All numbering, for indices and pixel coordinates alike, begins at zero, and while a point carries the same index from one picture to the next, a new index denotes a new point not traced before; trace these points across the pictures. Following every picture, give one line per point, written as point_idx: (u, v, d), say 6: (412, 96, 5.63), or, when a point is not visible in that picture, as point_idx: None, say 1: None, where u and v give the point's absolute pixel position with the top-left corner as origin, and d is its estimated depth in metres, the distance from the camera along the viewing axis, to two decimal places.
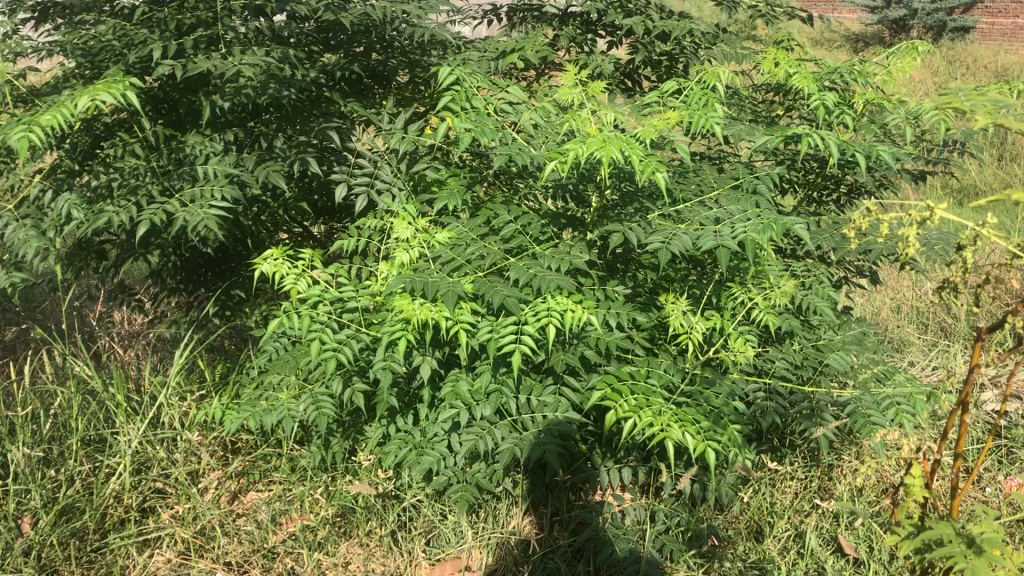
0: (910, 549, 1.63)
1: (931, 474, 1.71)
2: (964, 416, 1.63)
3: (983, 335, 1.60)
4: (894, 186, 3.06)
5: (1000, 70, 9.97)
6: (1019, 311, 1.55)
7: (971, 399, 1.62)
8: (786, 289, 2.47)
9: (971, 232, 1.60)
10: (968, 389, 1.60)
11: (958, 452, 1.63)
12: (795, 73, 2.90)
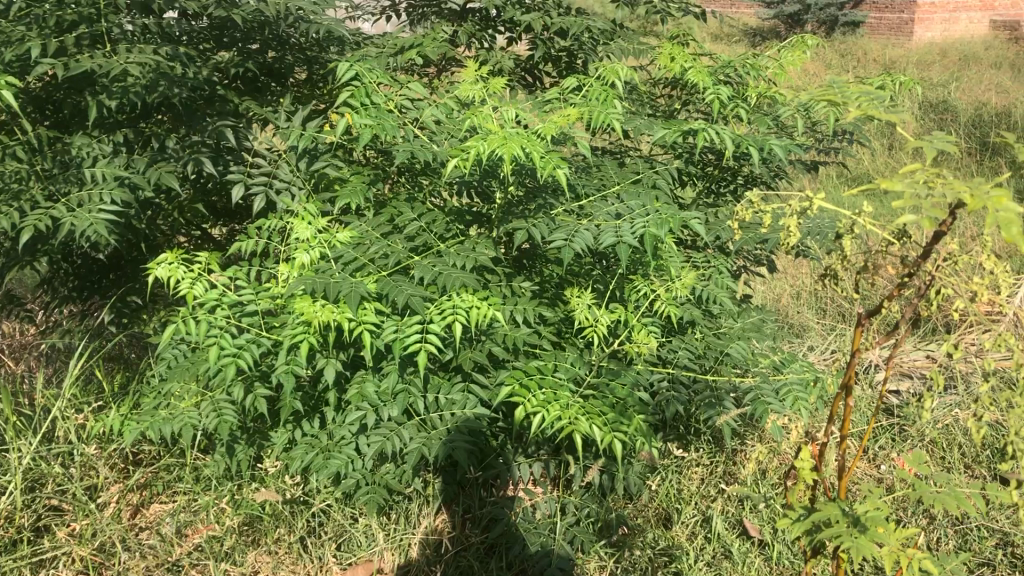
0: (800, 530, 1.68)
1: (819, 457, 1.78)
2: (848, 399, 1.71)
3: (863, 321, 1.66)
4: (788, 176, 3.15)
5: (888, 62, 10.37)
6: (894, 297, 1.61)
7: (854, 383, 1.69)
8: (687, 280, 2.52)
9: (849, 222, 1.67)
10: (851, 374, 1.67)
11: (844, 435, 1.70)
12: (690, 68, 2.97)
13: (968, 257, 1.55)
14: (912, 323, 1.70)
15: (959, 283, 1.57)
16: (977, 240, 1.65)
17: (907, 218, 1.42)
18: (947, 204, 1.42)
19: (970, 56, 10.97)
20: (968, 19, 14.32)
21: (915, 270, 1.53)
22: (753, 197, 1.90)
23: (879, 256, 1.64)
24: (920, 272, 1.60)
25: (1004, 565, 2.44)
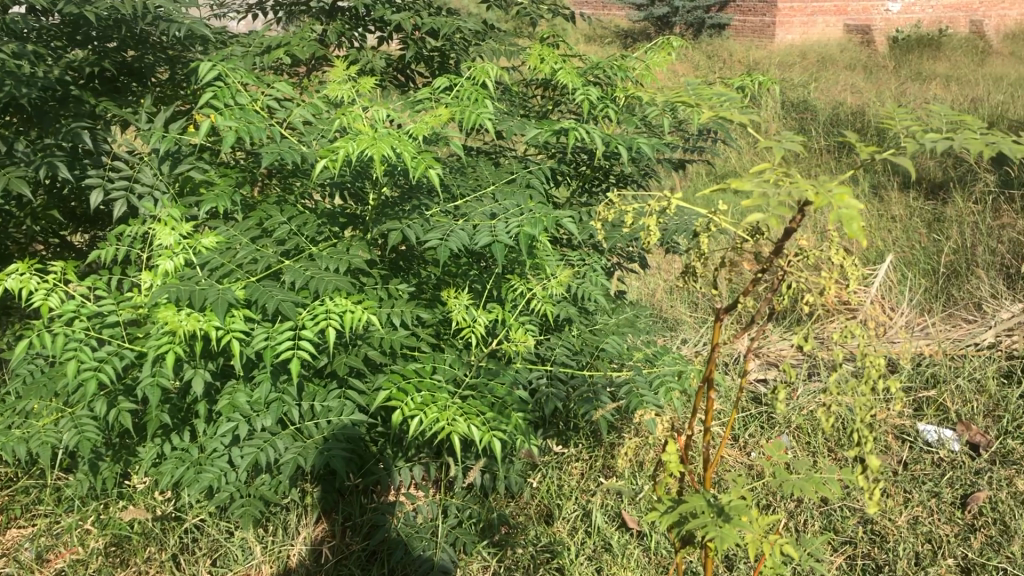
0: (668, 522, 1.72)
1: (685, 449, 1.83)
2: (710, 393, 1.76)
3: (722, 316, 1.71)
4: (657, 175, 3.23)
5: (752, 63, 10.79)
6: (749, 292, 1.67)
7: (715, 375, 1.74)
8: (563, 279, 2.54)
9: (705, 220, 1.72)
10: (711, 368, 1.72)
11: (708, 426, 1.75)
12: (560, 69, 3.02)
13: (816, 253, 1.63)
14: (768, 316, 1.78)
15: (809, 276, 1.65)
16: (825, 236, 1.73)
17: (755, 216, 1.48)
18: (792, 202, 1.49)
19: (826, 58, 11.55)
20: (824, 23, 15.01)
21: (768, 265, 1.59)
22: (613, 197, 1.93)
23: (734, 252, 1.70)
24: (774, 267, 1.67)
25: (864, 542, 2.57)
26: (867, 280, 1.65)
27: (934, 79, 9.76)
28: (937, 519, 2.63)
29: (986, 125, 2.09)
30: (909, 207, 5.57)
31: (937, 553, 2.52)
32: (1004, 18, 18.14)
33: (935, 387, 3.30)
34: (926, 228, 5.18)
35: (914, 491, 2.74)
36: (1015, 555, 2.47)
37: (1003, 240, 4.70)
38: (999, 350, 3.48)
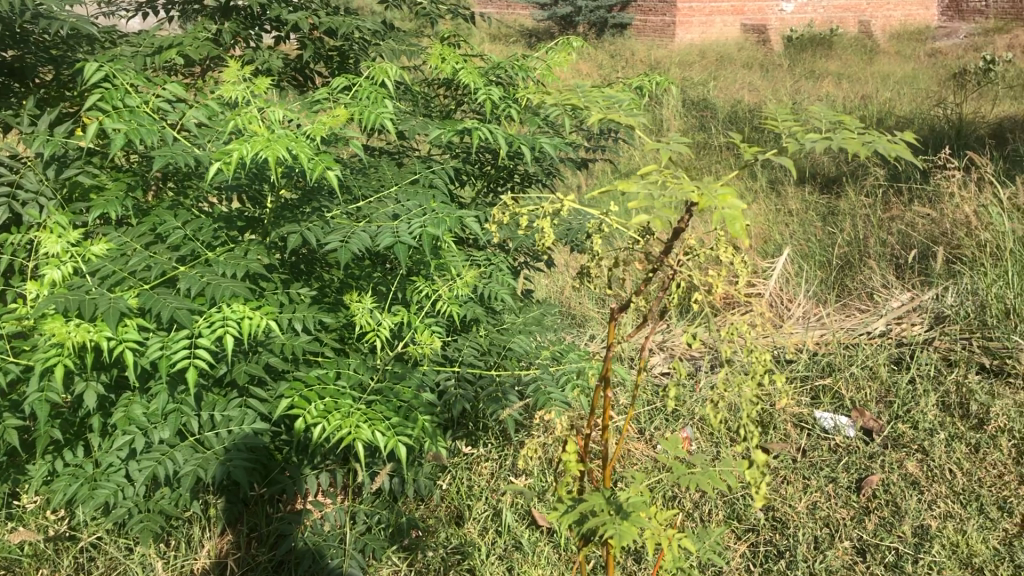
0: (568, 522, 1.74)
1: (584, 449, 1.86)
2: (607, 391, 1.79)
3: (615, 316, 1.74)
4: (561, 173, 3.26)
5: (654, 62, 11.02)
6: (640, 292, 1.71)
7: (611, 374, 1.78)
8: (468, 279, 2.53)
9: (597, 221, 1.75)
10: (608, 367, 1.75)
11: (606, 425, 1.79)
12: (460, 69, 3.01)
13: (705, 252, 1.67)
14: (661, 313, 1.82)
15: (697, 274, 1.70)
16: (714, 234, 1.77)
17: (641, 217, 1.53)
18: (677, 204, 1.53)
19: (725, 57, 11.86)
20: (723, 23, 15.42)
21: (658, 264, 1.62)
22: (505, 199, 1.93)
23: (627, 252, 1.74)
24: (663, 266, 1.72)
25: (767, 528, 2.64)
26: (753, 276, 1.71)
27: (827, 77, 10.13)
28: (834, 503, 2.73)
29: (864, 125, 2.19)
30: (805, 201, 5.77)
31: (834, 536, 2.60)
32: (889, 18, 18.96)
33: (831, 375, 3.42)
34: (821, 221, 5.36)
35: (813, 478, 2.83)
36: (906, 534, 2.58)
37: (892, 231, 4.90)
38: (889, 338, 3.63)
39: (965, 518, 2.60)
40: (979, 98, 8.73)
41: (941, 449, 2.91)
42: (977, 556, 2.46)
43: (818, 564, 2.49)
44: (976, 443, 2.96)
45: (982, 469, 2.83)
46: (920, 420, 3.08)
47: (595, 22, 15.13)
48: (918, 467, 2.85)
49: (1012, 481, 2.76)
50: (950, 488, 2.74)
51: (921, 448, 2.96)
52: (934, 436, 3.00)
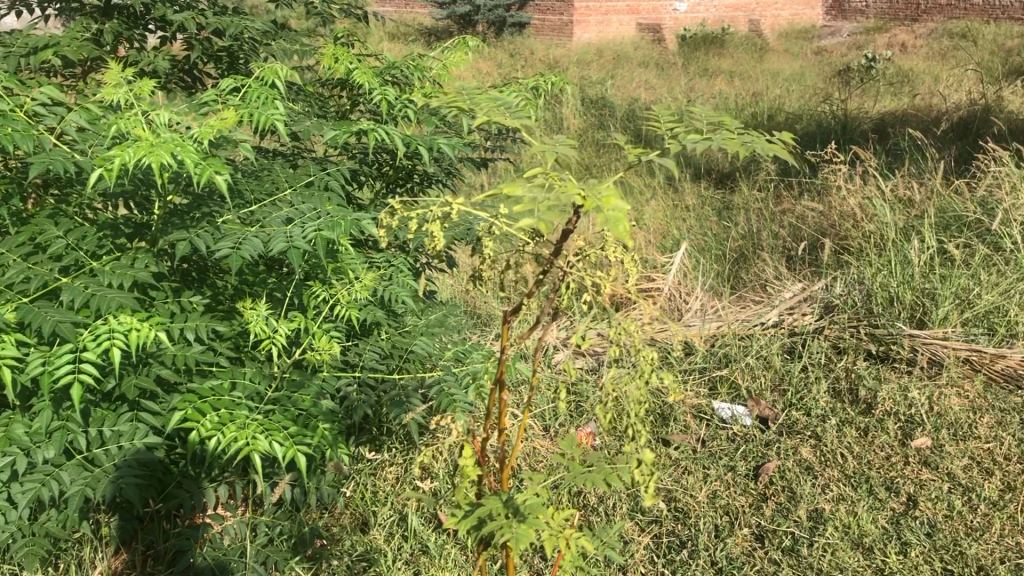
0: (467, 526, 1.74)
1: (480, 452, 1.85)
2: (502, 394, 1.79)
3: (508, 318, 1.74)
4: (461, 174, 3.24)
5: (552, 60, 11.15)
6: (532, 294, 1.71)
7: (506, 377, 1.78)
8: (367, 282, 2.49)
9: (487, 224, 1.75)
10: (502, 370, 1.75)
11: (502, 427, 1.79)
12: (354, 69, 2.97)
13: (595, 251, 1.69)
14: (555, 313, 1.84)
15: (586, 275, 1.72)
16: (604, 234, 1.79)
17: (528, 220, 1.54)
18: (561, 207, 1.55)
19: (622, 56, 12.08)
20: (618, 22, 15.73)
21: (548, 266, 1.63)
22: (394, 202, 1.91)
23: (518, 254, 1.75)
24: (553, 267, 1.74)
25: (669, 520, 2.70)
26: (641, 276, 1.73)
27: (720, 76, 10.43)
28: (733, 491, 2.80)
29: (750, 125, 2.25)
30: (701, 197, 5.91)
31: (734, 524, 2.67)
32: (777, 18, 19.63)
33: (728, 366, 3.52)
34: (717, 216, 5.51)
35: (712, 467, 2.90)
36: (801, 519, 2.65)
37: (783, 224, 5.07)
38: (782, 328, 3.75)
39: (856, 500, 2.70)
40: (862, 94, 9.12)
41: (832, 435, 3.02)
42: (867, 536, 2.55)
43: (719, 552, 2.55)
44: (865, 427, 3.09)
45: (871, 452, 2.95)
46: (812, 407, 3.20)
47: (493, 20, 15.20)
48: (811, 453, 2.96)
49: (898, 462, 2.89)
50: (841, 472, 2.85)
51: (814, 434, 3.07)
52: (825, 422, 3.11)
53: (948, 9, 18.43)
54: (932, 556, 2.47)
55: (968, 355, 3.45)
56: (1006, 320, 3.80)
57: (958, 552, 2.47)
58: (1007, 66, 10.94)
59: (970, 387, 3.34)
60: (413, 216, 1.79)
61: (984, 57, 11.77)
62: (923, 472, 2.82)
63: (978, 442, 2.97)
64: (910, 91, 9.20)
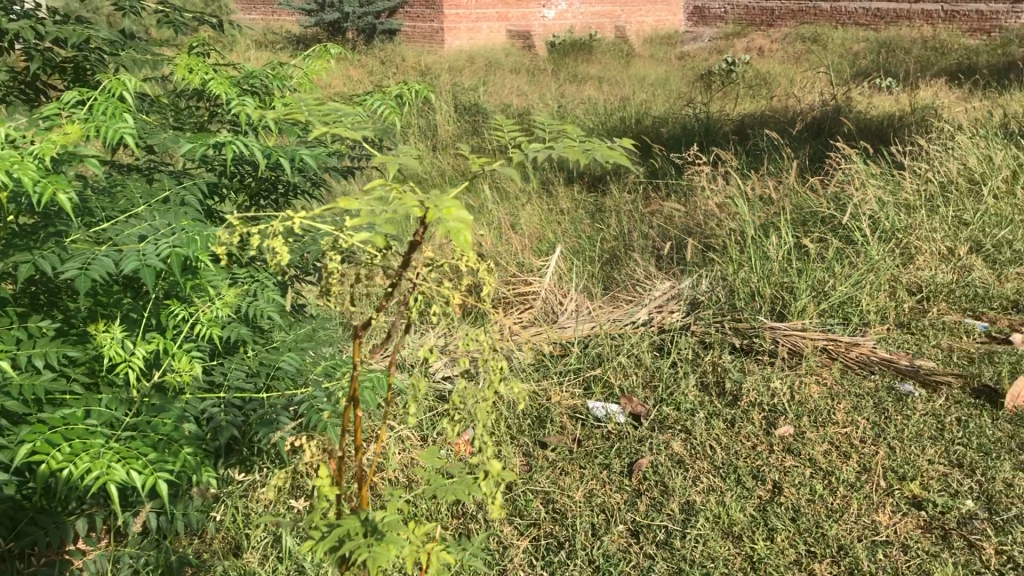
0: (326, 548, 1.70)
1: (336, 471, 1.82)
2: (357, 410, 1.74)
3: (360, 332, 1.72)
4: (327, 184, 3.19)
5: (424, 66, 11.23)
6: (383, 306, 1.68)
7: (360, 394, 1.73)
8: (229, 299, 2.42)
9: (331, 240, 1.71)
10: (356, 386, 1.70)
11: (358, 444, 1.77)
12: (210, 80, 2.88)
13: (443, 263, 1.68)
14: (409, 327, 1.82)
15: (436, 286, 1.72)
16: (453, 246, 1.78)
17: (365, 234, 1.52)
18: (399, 219, 1.53)
19: (493, 62, 12.21)
20: (488, 29, 15.97)
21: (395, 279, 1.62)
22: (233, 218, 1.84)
23: (367, 267, 1.73)
24: (404, 280, 1.72)
25: (547, 521, 2.72)
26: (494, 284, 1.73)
27: (589, 82, 10.67)
28: (609, 489, 2.85)
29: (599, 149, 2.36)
30: (574, 200, 6.03)
31: (609, 521, 2.71)
32: (642, 24, 20.22)
33: (600, 365, 3.58)
34: (589, 219, 5.61)
35: (588, 467, 2.96)
36: (674, 512, 2.72)
37: (653, 225, 5.22)
38: (652, 326, 3.84)
39: (725, 490, 2.80)
40: (723, 97, 9.49)
41: (701, 428, 3.12)
42: (736, 525, 2.64)
43: (596, 550, 2.58)
44: (731, 419, 3.21)
45: (738, 442, 3.06)
46: (681, 402, 3.30)
47: (363, 28, 15.18)
48: (682, 446, 3.04)
49: (764, 450, 3.01)
50: (711, 463, 2.95)
51: (685, 428, 3.16)
52: (694, 416, 3.22)
53: (800, 13, 19.47)
54: (796, 540, 2.56)
55: (825, 345, 3.61)
56: (859, 310, 4.02)
57: (819, 534, 2.58)
58: (854, 69, 11.61)
59: (827, 375, 3.50)
60: (257, 234, 1.75)
61: (833, 61, 12.50)
62: (787, 459, 2.94)
63: (835, 427, 3.12)
64: (767, 93, 9.65)
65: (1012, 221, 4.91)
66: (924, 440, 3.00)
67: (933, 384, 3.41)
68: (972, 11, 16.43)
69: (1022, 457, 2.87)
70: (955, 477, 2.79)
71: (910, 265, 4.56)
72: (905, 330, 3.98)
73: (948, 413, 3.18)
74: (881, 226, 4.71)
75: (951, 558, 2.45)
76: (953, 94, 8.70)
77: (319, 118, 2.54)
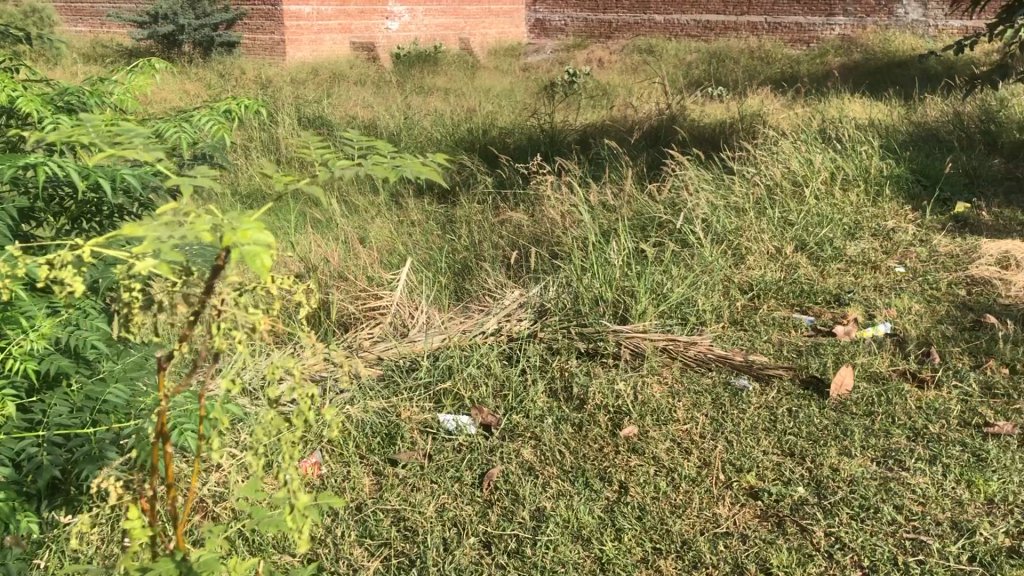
0: None
1: (150, 512, 1.79)
2: (167, 444, 1.75)
3: (164, 364, 1.70)
4: (154, 204, 3.05)
5: (265, 78, 11.02)
6: (188, 335, 1.67)
7: (169, 427, 1.74)
8: (45, 331, 2.29)
9: (125, 270, 1.64)
10: (163, 418, 1.71)
11: (169, 483, 1.75)
12: (17, 98, 2.71)
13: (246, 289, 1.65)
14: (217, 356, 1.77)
15: (243, 312, 1.67)
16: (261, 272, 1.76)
17: (149, 262, 1.45)
18: (188, 245, 1.48)
19: (337, 74, 12.04)
20: (331, 41, 15.85)
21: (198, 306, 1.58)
22: (19, 251, 1.72)
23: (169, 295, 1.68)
24: (207, 308, 1.67)
25: (398, 540, 2.69)
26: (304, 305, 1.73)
27: (435, 93, 10.68)
28: (460, 502, 2.84)
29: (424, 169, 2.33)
30: (421, 212, 6.02)
31: (461, 534, 2.70)
32: (485, 36, 20.47)
33: (450, 377, 3.55)
34: (440, 230, 5.64)
35: (439, 481, 2.94)
36: (525, 520, 2.73)
37: (501, 234, 5.27)
38: (501, 335, 3.85)
39: (574, 494, 2.84)
40: (567, 107, 9.69)
41: (550, 434, 3.17)
42: (585, 528, 2.68)
43: (447, 564, 2.56)
44: (579, 422, 3.27)
45: (586, 445, 3.12)
46: (530, 409, 3.34)
47: (200, 40, 14.71)
48: (532, 453, 3.08)
49: (610, 452, 3.08)
50: (560, 468, 2.99)
51: (534, 435, 3.20)
52: (543, 422, 3.26)
53: (635, 26, 20.30)
54: (642, 539, 2.62)
55: (665, 345, 3.74)
56: (696, 310, 4.18)
57: (664, 530, 2.65)
58: (688, 79, 12.12)
59: (668, 374, 3.63)
60: (44, 266, 1.65)
61: (666, 70, 13.07)
62: (631, 459, 3.02)
63: (677, 424, 3.23)
64: (607, 102, 9.97)
65: (832, 221, 5.25)
66: (759, 432, 3.14)
67: (765, 377, 3.57)
68: (791, 23, 17.77)
69: (846, 442, 3.05)
70: (787, 466, 2.93)
71: (742, 265, 4.78)
72: (739, 327, 4.17)
73: (780, 405, 3.35)
74: (714, 229, 4.93)
75: (785, 544, 2.57)
76: (776, 101, 9.24)
77: (136, 137, 2.42)
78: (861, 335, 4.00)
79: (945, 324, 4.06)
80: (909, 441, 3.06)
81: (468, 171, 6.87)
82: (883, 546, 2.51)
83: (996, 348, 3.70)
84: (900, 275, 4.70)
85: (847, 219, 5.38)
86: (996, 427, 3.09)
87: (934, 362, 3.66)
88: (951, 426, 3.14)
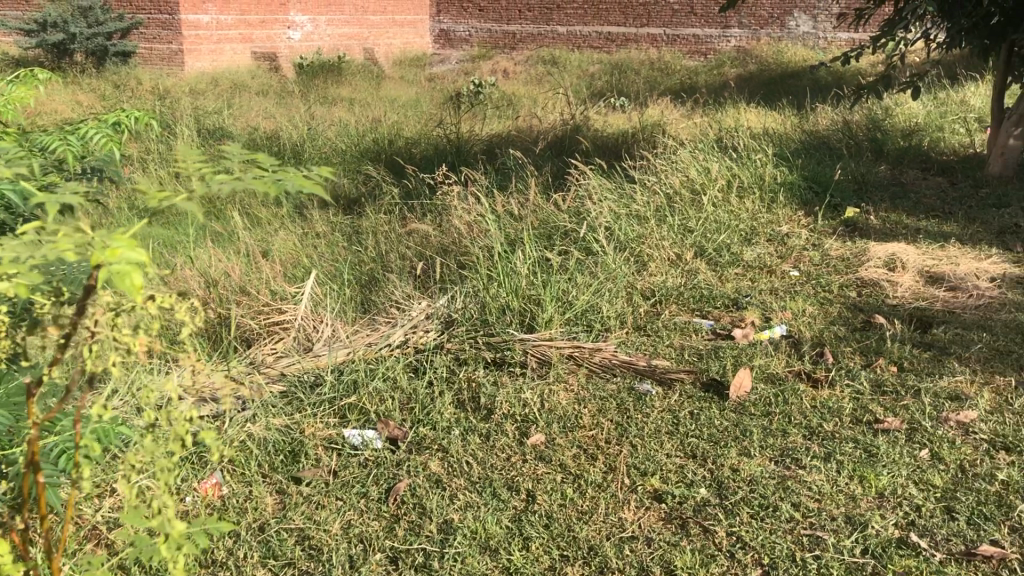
0: None
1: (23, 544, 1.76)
2: (38, 474, 1.73)
3: (33, 392, 1.71)
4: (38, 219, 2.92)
5: (162, 89, 10.72)
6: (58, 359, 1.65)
7: (40, 456, 1.72)
8: None
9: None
10: (33, 448, 1.70)
11: (42, 514, 1.73)
12: None
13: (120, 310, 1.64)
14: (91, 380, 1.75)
15: (117, 332, 1.65)
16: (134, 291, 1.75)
17: (10, 282, 1.42)
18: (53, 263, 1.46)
19: (237, 85, 11.80)
20: (231, 51, 15.55)
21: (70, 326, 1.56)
22: None
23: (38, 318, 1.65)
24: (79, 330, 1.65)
25: (303, 559, 2.63)
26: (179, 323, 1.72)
27: (340, 104, 10.56)
28: (367, 518, 2.81)
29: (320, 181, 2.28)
30: (325, 224, 5.94)
31: (367, 550, 2.67)
32: (389, 46, 20.37)
33: (356, 391, 3.50)
34: (346, 242, 5.58)
35: (344, 497, 2.90)
36: (432, 533, 2.71)
37: (407, 245, 5.23)
38: (407, 347, 3.80)
39: (482, 505, 2.84)
40: (472, 117, 9.70)
41: (458, 445, 3.16)
42: (492, 538, 2.68)
43: None
44: (486, 432, 3.27)
45: (493, 455, 3.12)
46: (436, 421, 3.33)
47: (93, 50, 14.15)
48: (439, 465, 3.06)
49: (518, 461, 3.08)
50: (467, 479, 2.99)
51: (441, 447, 3.18)
52: (450, 434, 3.25)
53: (539, 37, 20.52)
54: (549, 546, 2.63)
55: (570, 352, 3.77)
56: (600, 317, 4.23)
57: (571, 537, 2.67)
58: (591, 90, 12.30)
59: (574, 380, 3.66)
60: None
61: (570, 81, 13.24)
62: (538, 467, 3.03)
63: (583, 431, 3.26)
64: (512, 112, 10.03)
65: (729, 228, 5.41)
66: (663, 435, 3.20)
67: (668, 381, 3.63)
68: (689, 36, 18.35)
69: (746, 442, 3.13)
70: (690, 468, 2.99)
71: (645, 271, 4.86)
72: (643, 332, 4.24)
73: (682, 408, 3.41)
74: (617, 237, 5.00)
75: (689, 545, 2.62)
76: (676, 112, 9.45)
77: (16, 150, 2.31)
78: (759, 337, 4.11)
79: (837, 325, 4.22)
80: (805, 439, 3.16)
81: (374, 181, 6.86)
82: (781, 543, 2.59)
83: (885, 347, 3.86)
84: (794, 278, 4.86)
85: (744, 225, 5.54)
86: (885, 423, 3.22)
87: (828, 362, 3.78)
88: (844, 423, 3.25)
